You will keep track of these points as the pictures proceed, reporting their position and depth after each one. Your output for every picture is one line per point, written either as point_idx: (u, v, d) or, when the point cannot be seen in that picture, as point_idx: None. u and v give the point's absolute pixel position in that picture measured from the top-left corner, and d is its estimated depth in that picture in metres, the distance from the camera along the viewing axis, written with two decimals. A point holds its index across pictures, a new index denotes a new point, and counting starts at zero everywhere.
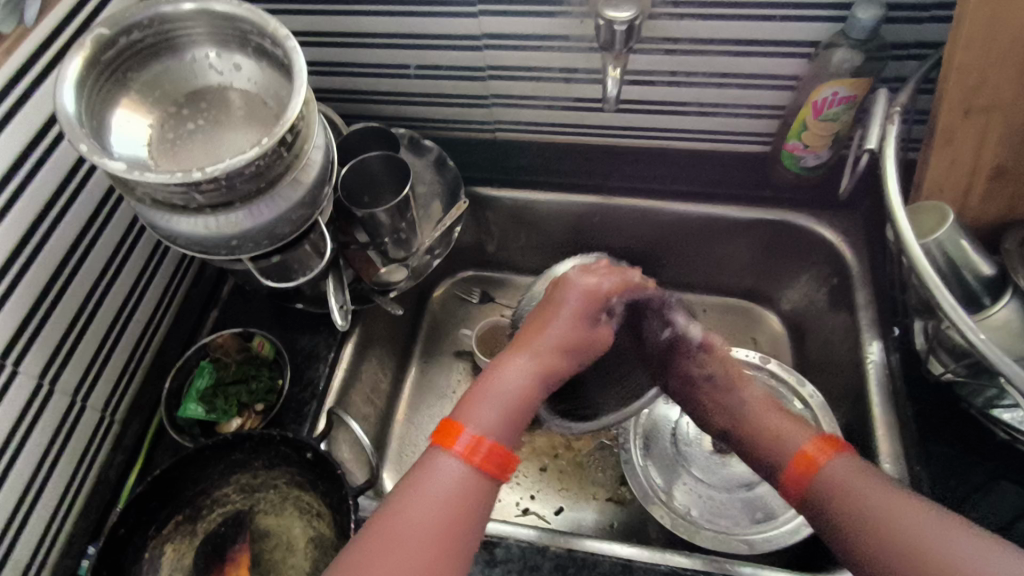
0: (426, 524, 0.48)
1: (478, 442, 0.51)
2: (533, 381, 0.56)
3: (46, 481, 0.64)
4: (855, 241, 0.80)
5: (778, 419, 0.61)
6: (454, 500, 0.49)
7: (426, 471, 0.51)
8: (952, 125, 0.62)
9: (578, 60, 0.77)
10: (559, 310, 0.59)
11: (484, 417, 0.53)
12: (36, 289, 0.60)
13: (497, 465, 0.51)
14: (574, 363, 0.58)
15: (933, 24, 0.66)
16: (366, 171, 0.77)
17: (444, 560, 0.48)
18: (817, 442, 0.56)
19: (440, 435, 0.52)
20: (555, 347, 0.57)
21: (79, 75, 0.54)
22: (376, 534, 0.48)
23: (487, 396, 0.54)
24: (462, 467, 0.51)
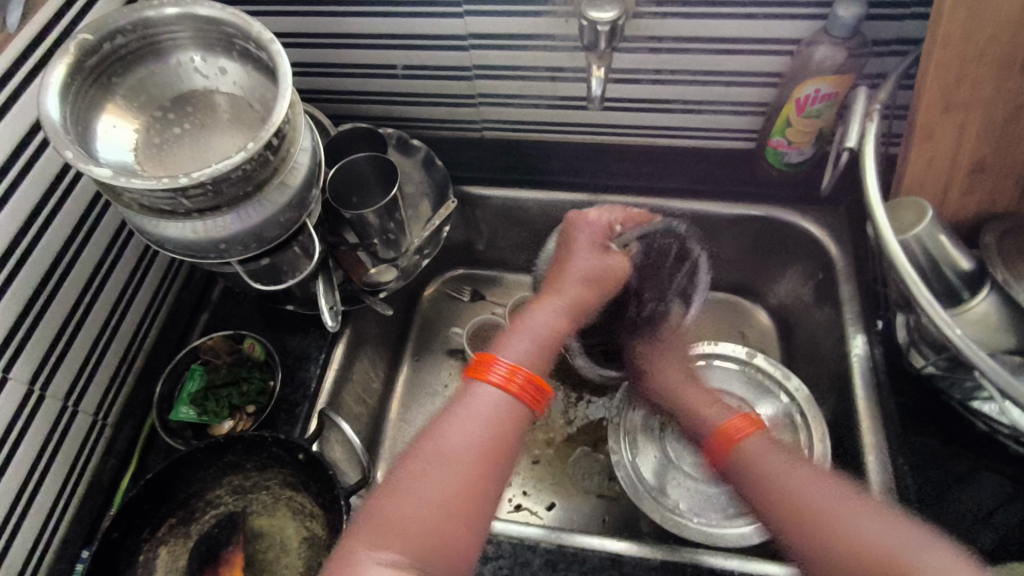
0: (468, 444, 0.50)
1: (511, 371, 0.53)
2: (563, 315, 0.60)
3: (38, 486, 0.64)
4: (840, 236, 0.81)
5: (698, 395, 0.67)
6: (495, 422, 0.51)
7: (466, 396, 0.52)
8: (933, 121, 0.63)
9: (563, 59, 0.77)
10: (575, 246, 0.64)
11: (519, 350, 0.56)
12: (24, 296, 0.60)
13: (537, 390, 0.53)
14: (598, 293, 0.62)
15: (913, 21, 0.67)
16: (355, 173, 0.77)
17: (486, 477, 0.49)
18: (739, 420, 0.60)
19: (473, 369, 0.54)
20: (578, 280, 0.62)
21: (63, 82, 0.54)
22: (420, 454, 0.50)
23: (520, 332, 0.57)
24: (501, 392, 0.52)
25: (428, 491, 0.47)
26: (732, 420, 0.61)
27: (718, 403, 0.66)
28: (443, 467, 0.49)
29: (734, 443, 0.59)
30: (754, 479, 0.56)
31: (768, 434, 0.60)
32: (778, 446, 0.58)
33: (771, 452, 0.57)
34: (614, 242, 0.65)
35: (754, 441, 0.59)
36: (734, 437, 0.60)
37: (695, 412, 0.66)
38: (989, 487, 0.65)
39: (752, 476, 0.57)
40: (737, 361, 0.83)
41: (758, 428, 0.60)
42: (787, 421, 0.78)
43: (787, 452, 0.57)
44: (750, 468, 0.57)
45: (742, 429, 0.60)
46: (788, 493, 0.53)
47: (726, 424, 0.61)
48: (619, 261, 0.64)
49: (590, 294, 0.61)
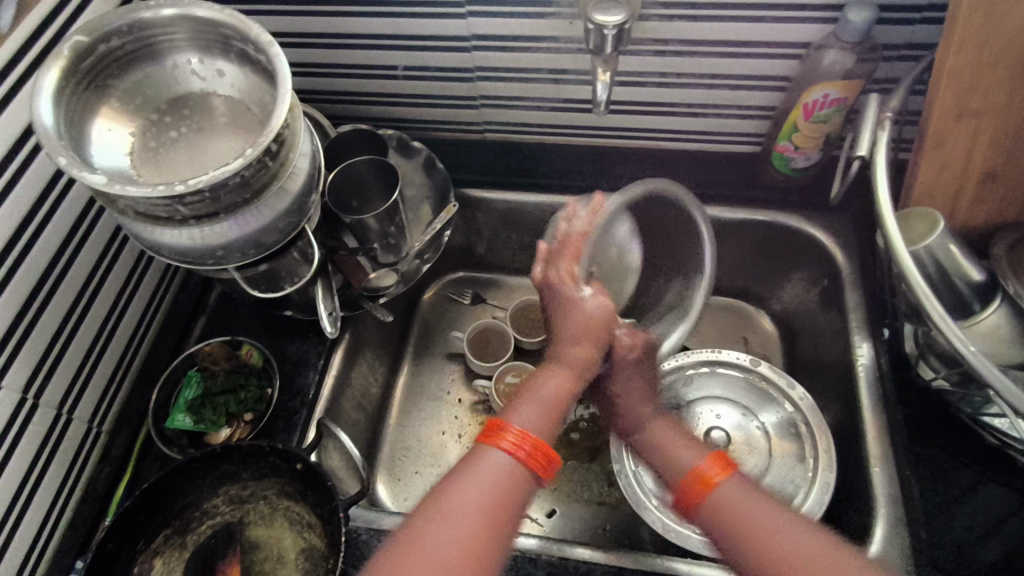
0: (472, 508, 0.47)
1: (523, 437, 0.50)
2: (566, 376, 0.56)
3: (32, 495, 0.63)
4: (846, 242, 0.80)
5: (682, 443, 0.60)
6: (501, 488, 0.48)
7: (477, 459, 0.49)
8: (945, 129, 0.62)
9: (567, 61, 0.76)
10: (555, 305, 0.60)
11: (528, 418, 0.52)
12: (17, 302, 0.59)
13: (548, 457, 0.50)
14: (597, 344, 0.58)
15: (925, 26, 0.66)
16: (354, 176, 0.76)
17: (490, 543, 0.46)
18: (711, 461, 0.55)
19: (483, 436, 0.51)
20: (571, 339, 0.58)
21: (56, 85, 0.52)
22: (425, 516, 0.47)
23: (526, 401, 0.53)
24: (508, 460, 0.49)
25: (429, 555, 0.45)
26: (705, 462, 0.55)
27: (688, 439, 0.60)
28: (444, 533, 0.46)
29: (710, 490, 0.53)
30: (733, 539, 0.51)
31: (742, 478, 0.54)
32: (756, 494, 0.52)
33: (750, 506, 0.51)
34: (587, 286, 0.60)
35: (728, 487, 0.53)
36: (708, 482, 0.54)
37: (670, 460, 0.58)
38: (995, 499, 0.65)
39: (733, 537, 0.51)
40: (739, 368, 0.82)
41: (732, 470, 0.54)
42: (791, 430, 0.77)
43: (771, 506, 0.51)
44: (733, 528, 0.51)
45: (716, 474, 0.54)
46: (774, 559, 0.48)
47: (699, 465, 0.55)
48: (599, 301, 0.59)
49: (589, 340, 0.57)
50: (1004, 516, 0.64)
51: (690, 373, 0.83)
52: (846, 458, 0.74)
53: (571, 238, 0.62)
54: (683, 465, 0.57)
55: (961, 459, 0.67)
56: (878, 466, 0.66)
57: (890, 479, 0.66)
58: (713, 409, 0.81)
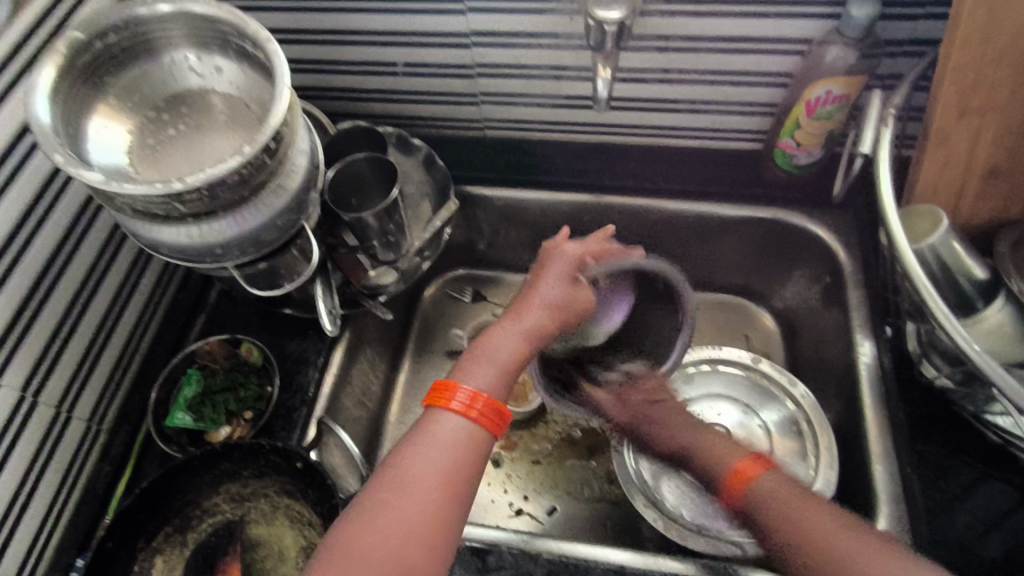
0: (431, 472, 0.49)
1: (474, 395, 0.53)
2: (522, 341, 0.58)
3: (32, 493, 0.63)
4: (848, 239, 0.80)
5: (718, 444, 0.62)
6: (455, 453, 0.50)
7: (431, 424, 0.52)
8: (948, 126, 0.61)
9: (567, 58, 0.75)
10: (541, 275, 0.64)
11: (477, 378, 0.54)
12: (15, 300, 0.59)
13: (496, 415, 0.53)
14: (562, 324, 0.61)
15: (928, 21, 0.65)
16: (353, 173, 0.75)
17: (447, 506, 0.48)
18: (751, 460, 0.58)
19: (435, 397, 0.53)
20: (539, 308, 0.60)
21: (53, 83, 0.52)
22: (385, 482, 0.48)
23: (478, 358, 0.56)
24: (459, 421, 0.51)
25: (387, 520, 0.46)
26: (744, 460, 0.59)
27: (722, 437, 0.63)
28: (402, 501, 0.47)
29: (746, 484, 0.57)
30: (771, 528, 0.53)
31: (779, 472, 0.57)
32: (791, 484, 0.55)
33: (789, 493, 0.54)
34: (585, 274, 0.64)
35: (765, 480, 0.56)
36: (746, 476, 0.57)
37: (708, 459, 0.61)
38: (997, 496, 0.65)
39: (773, 524, 0.53)
40: (739, 366, 0.82)
41: (769, 466, 0.57)
42: (792, 428, 0.77)
43: (804, 492, 0.54)
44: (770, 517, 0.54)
45: (753, 468, 0.57)
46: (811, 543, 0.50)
47: (738, 464, 0.58)
48: (585, 288, 0.63)
49: (552, 320, 0.60)
50: (1007, 513, 0.64)
51: (691, 371, 0.83)
52: (848, 456, 0.73)
53: (592, 243, 0.68)
54: (722, 463, 0.60)
55: (963, 456, 0.67)
56: (879, 465, 0.66)
57: (892, 477, 0.65)
58: (715, 407, 0.81)
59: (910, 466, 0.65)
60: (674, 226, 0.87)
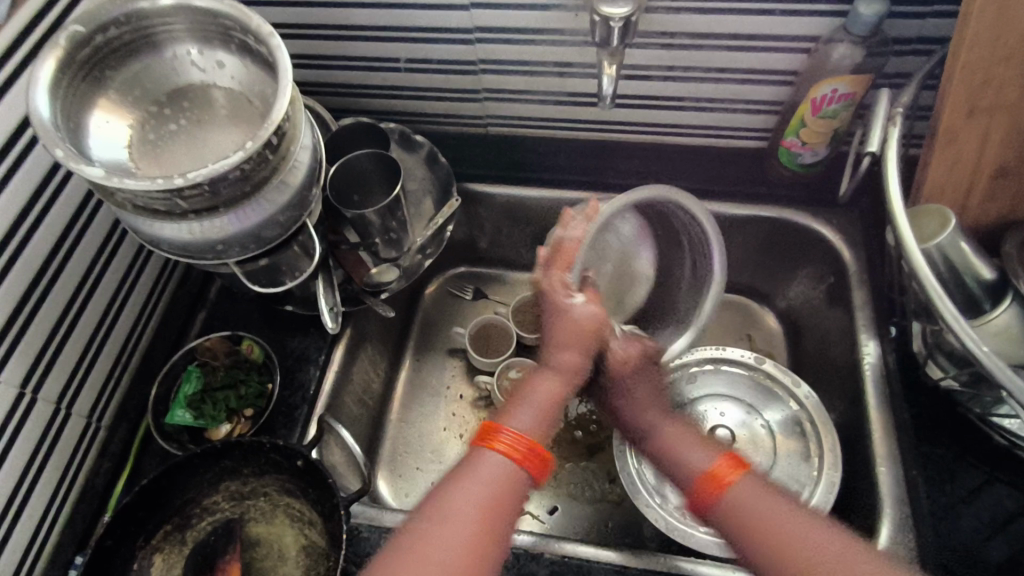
0: (474, 508, 0.48)
1: (516, 442, 0.50)
2: (558, 380, 0.56)
3: (31, 490, 0.62)
4: (852, 239, 0.79)
5: (690, 442, 0.60)
6: (498, 489, 0.49)
7: (471, 462, 0.50)
8: (957, 125, 0.60)
9: (572, 55, 0.75)
10: (545, 308, 0.59)
11: (522, 420, 0.52)
12: (14, 296, 0.58)
13: (539, 458, 0.50)
14: (584, 350, 0.57)
15: (936, 19, 0.64)
16: (356, 169, 0.75)
17: (491, 534, 0.48)
18: (726, 462, 0.56)
19: (478, 438, 0.51)
20: (560, 344, 0.57)
21: (53, 77, 0.51)
22: (425, 516, 0.48)
23: (519, 405, 0.54)
24: (505, 462, 0.50)
25: (434, 556, 0.46)
26: (718, 462, 0.56)
27: (692, 435, 0.60)
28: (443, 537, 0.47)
29: (724, 489, 0.54)
30: (747, 536, 0.52)
31: (754, 475, 0.55)
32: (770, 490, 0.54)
33: (764, 505, 0.52)
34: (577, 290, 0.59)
35: (743, 484, 0.54)
36: (722, 481, 0.55)
37: (677, 459, 0.59)
38: (1001, 499, 0.64)
39: (745, 533, 0.52)
40: (743, 366, 0.81)
41: (745, 467, 0.55)
42: (796, 428, 0.76)
43: (780, 499, 0.53)
44: (745, 523, 0.52)
45: (730, 472, 0.55)
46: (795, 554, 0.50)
47: (711, 466, 0.56)
48: (589, 308, 0.58)
49: (576, 350, 0.57)
50: (1011, 516, 0.63)
51: (693, 371, 0.82)
52: (851, 457, 0.73)
53: (563, 245, 0.60)
54: (693, 466, 0.57)
55: (967, 458, 0.67)
56: (884, 466, 0.65)
57: (896, 478, 0.65)
58: (717, 407, 0.80)
59: (914, 468, 0.65)
60: None
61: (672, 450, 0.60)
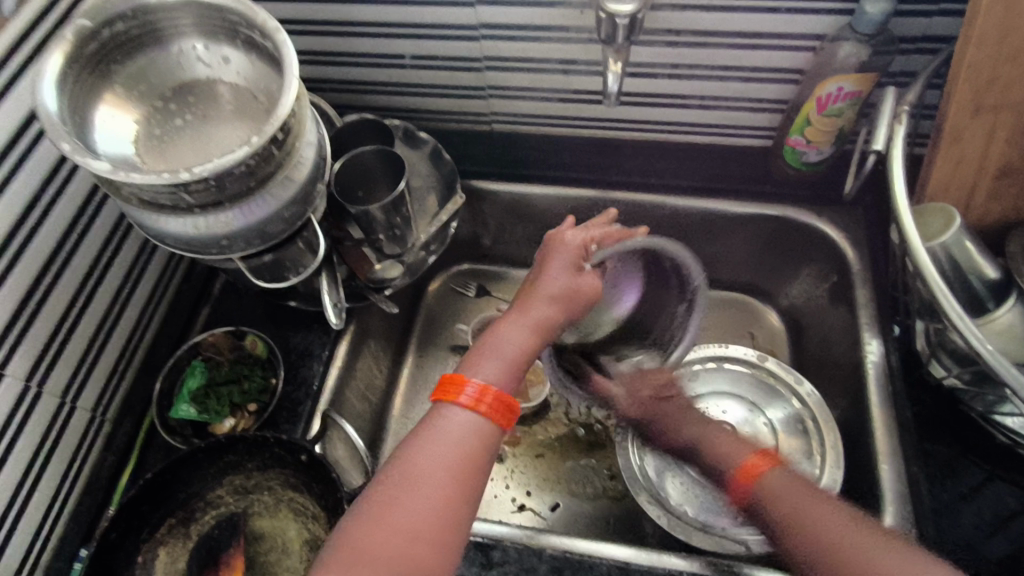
0: (440, 465, 0.49)
1: (482, 389, 0.52)
2: (531, 335, 0.58)
3: (36, 483, 0.63)
4: (856, 238, 0.79)
5: (723, 439, 0.62)
6: (465, 446, 0.50)
7: (438, 418, 0.51)
8: (962, 124, 0.60)
9: (577, 52, 0.75)
10: (548, 266, 0.64)
11: (488, 372, 0.54)
12: (20, 289, 0.58)
13: (506, 410, 0.53)
14: (566, 313, 0.61)
15: (942, 18, 0.64)
16: (361, 165, 0.75)
17: (458, 494, 0.49)
18: (759, 456, 0.58)
19: (440, 391, 0.53)
20: (547, 298, 0.60)
21: (60, 70, 0.52)
22: (390, 477, 0.49)
23: (486, 351, 0.56)
24: (470, 416, 0.51)
25: (399, 516, 0.47)
26: (750, 457, 0.58)
27: (714, 426, 0.64)
28: (411, 495, 0.48)
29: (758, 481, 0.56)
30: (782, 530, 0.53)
31: (786, 468, 0.57)
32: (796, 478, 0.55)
33: (796, 492, 0.54)
34: (590, 262, 0.65)
35: (775, 474, 0.56)
36: (753, 472, 0.57)
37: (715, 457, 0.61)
38: (1002, 497, 0.64)
39: (777, 518, 0.53)
40: (746, 364, 0.81)
41: (777, 461, 0.57)
42: (798, 425, 0.76)
43: (812, 488, 0.54)
44: (774, 507, 0.54)
45: (761, 463, 0.57)
46: (820, 538, 0.50)
47: (745, 460, 0.58)
48: (590, 281, 0.63)
49: (559, 311, 0.60)
50: (1012, 514, 0.63)
51: (696, 369, 0.82)
52: (853, 455, 0.73)
53: (600, 228, 0.68)
54: (727, 461, 0.60)
55: (969, 456, 0.67)
56: (886, 464, 0.66)
57: (897, 476, 0.65)
58: (718, 405, 0.80)
59: (916, 466, 0.65)
60: (680, 224, 0.86)
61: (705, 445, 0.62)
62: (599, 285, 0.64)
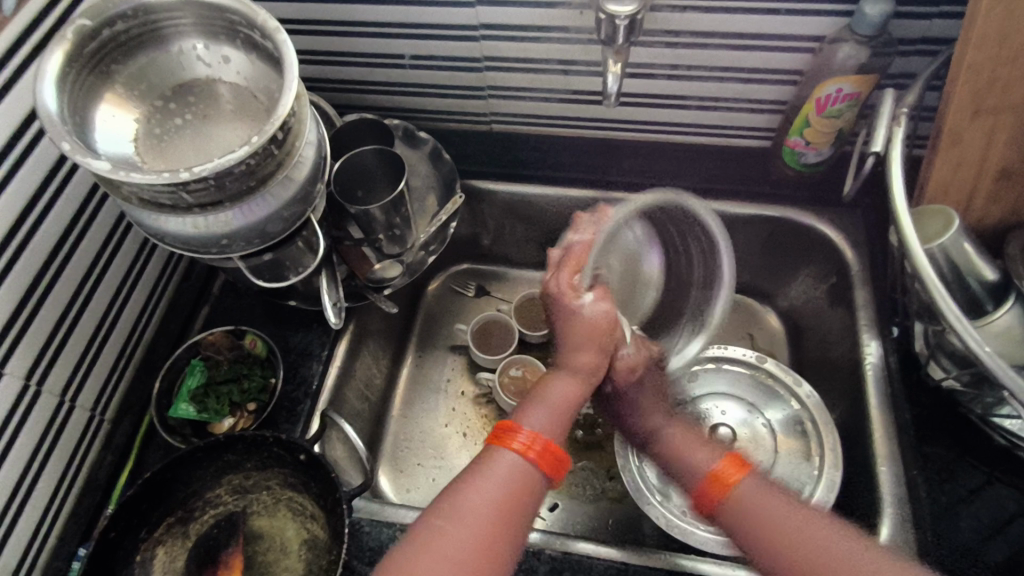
0: (486, 502, 0.51)
1: (532, 442, 0.53)
2: (576, 381, 0.59)
3: (35, 481, 0.63)
4: (855, 239, 0.80)
5: (693, 445, 0.64)
6: (516, 487, 0.52)
7: (489, 459, 0.53)
8: (961, 126, 0.61)
9: (576, 53, 0.75)
10: (554, 307, 0.61)
11: (540, 424, 0.56)
12: (20, 288, 0.58)
13: (556, 456, 0.54)
14: (599, 350, 0.59)
15: (942, 20, 0.64)
16: (360, 165, 0.75)
17: (506, 529, 0.51)
18: (726, 462, 0.58)
19: (494, 437, 0.55)
20: (575, 346, 0.59)
21: (61, 69, 0.52)
22: (439, 511, 0.51)
23: (534, 402, 0.57)
24: (522, 460, 0.53)
25: (444, 551, 0.48)
26: (719, 464, 0.58)
27: (693, 436, 0.66)
28: (458, 531, 0.49)
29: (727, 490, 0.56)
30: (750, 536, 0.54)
31: (755, 475, 0.57)
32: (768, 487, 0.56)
33: (766, 503, 0.55)
34: (584, 290, 0.59)
35: (745, 483, 0.56)
36: (724, 482, 0.57)
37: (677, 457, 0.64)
38: (1000, 499, 0.64)
39: (753, 532, 0.54)
40: (745, 364, 0.82)
41: (747, 469, 0.57)
42: (797, 427, 0.76)
43: (782, 495, 0.55)
44: (748, 522, 0.54)
45: (731, 472, 0.57)
46: (789, 543, 0.52)
47: (715, 467, 0.58)
48: (604, 309, 0.59)
49: (595, 351, 0.59)
50: (1009, 516, 0.63)
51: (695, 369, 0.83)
52: (852, 456, 0.73)
53: (569, 250, 0.61)
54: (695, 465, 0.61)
55: (967, 458, 0.67)
56: (884, 466, 0.66)
57: (895, 478, 0.65)
58: (718, 406, 0.81)
59: (914, 467, 0.65)
60: None
61: (672, 448, 0.65)
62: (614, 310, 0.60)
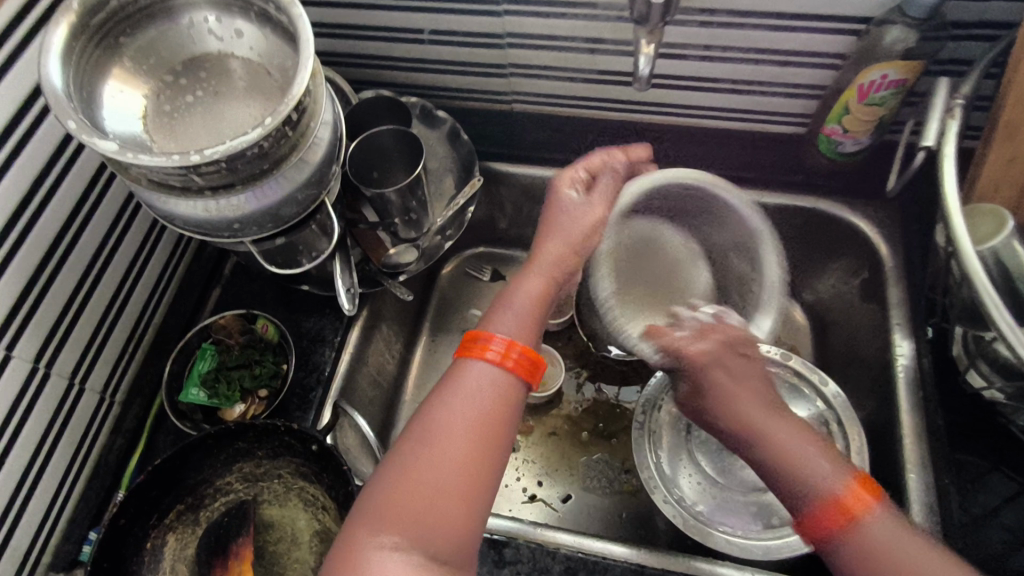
0: (461, 424, 0.48)
1: (507, 347, 0.52)
2: (545, 279, 0.58)
3: (45, 464, 0.62)
4: (891, 235, 0.76)
5: (805, 443, 0.49)
6: (490, 403, 0.50)
7: (461, 374, 0.51)
8: (1017, 119, 0.57)
9: (605, 31, 0.71)
10: (550, 212, 0.63)
11: (508, 323, 0.54)
12: (27, 269, 0.57)
13: (529, 361, 0.52)
14: (578, 255, 0.61)
15: (1002, 3, 0.60)
16: (377, 146, 0.72)
17: (483, 450, 0.48)
18: (857, 492, 0.46)
19: (462, 351, 0.52)
20: (557, 243, 0.60)
21: (65, 44, 0.49)
22: (416, 440, 0.48)
23: (502, 308, 0.55)
24: (494, 369, 0.51)
25: (426, 481, 0.46)
26: (846, 491, 0.46)
27: (811, 438, 0.49)
28: (438, 458, 0.47)
29: (851, 524, 0.45)
30: None
31: (886, 506, 0.45)
32: (901, 524, 0.45)
33: (893, 546, 0.44)
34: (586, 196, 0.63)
35: (875, 521, 0.45)
36: (849, 512, 0.45)
37: (802, 475, 0.47)
38: None
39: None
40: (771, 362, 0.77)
41: (876, 500, 0.45)
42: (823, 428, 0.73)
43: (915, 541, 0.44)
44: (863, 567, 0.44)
45: (859, 502, 0.45)
46: None
47: (839, 492, 0.46)
48: (594, 215, 0.62)
49: (565, 248, 0.60)
50: None
51: None
52: (877, 459, 0.71)
53: (585, 163, 0.65)
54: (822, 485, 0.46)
55: (1002, 469, 0.65)
56: (913, 473, 0.63)
57: (925, 487, 0.63)
58: None
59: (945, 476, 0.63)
60: None
61: (798, 465, 0.48)
62: (604, 217, 0.63)
